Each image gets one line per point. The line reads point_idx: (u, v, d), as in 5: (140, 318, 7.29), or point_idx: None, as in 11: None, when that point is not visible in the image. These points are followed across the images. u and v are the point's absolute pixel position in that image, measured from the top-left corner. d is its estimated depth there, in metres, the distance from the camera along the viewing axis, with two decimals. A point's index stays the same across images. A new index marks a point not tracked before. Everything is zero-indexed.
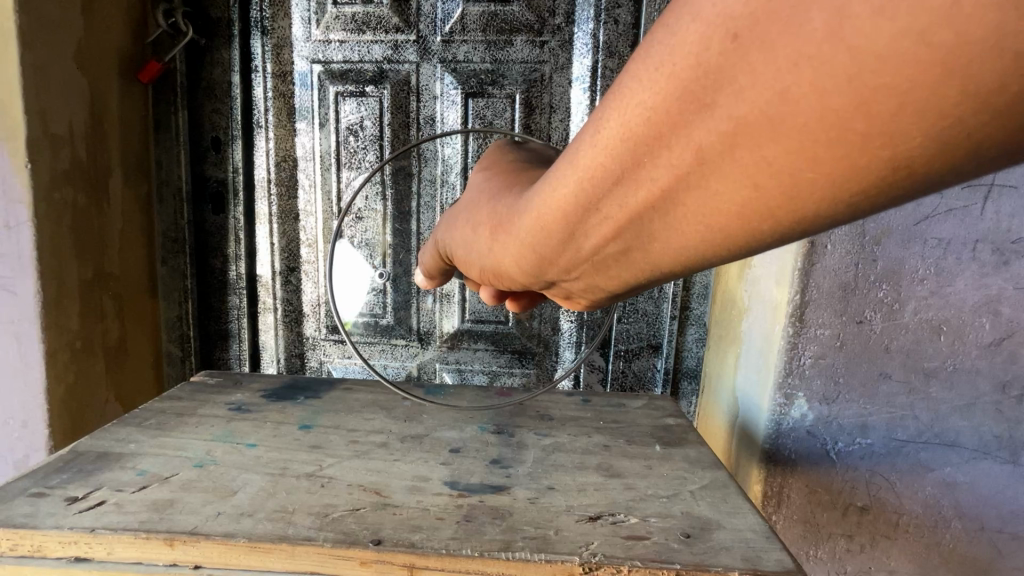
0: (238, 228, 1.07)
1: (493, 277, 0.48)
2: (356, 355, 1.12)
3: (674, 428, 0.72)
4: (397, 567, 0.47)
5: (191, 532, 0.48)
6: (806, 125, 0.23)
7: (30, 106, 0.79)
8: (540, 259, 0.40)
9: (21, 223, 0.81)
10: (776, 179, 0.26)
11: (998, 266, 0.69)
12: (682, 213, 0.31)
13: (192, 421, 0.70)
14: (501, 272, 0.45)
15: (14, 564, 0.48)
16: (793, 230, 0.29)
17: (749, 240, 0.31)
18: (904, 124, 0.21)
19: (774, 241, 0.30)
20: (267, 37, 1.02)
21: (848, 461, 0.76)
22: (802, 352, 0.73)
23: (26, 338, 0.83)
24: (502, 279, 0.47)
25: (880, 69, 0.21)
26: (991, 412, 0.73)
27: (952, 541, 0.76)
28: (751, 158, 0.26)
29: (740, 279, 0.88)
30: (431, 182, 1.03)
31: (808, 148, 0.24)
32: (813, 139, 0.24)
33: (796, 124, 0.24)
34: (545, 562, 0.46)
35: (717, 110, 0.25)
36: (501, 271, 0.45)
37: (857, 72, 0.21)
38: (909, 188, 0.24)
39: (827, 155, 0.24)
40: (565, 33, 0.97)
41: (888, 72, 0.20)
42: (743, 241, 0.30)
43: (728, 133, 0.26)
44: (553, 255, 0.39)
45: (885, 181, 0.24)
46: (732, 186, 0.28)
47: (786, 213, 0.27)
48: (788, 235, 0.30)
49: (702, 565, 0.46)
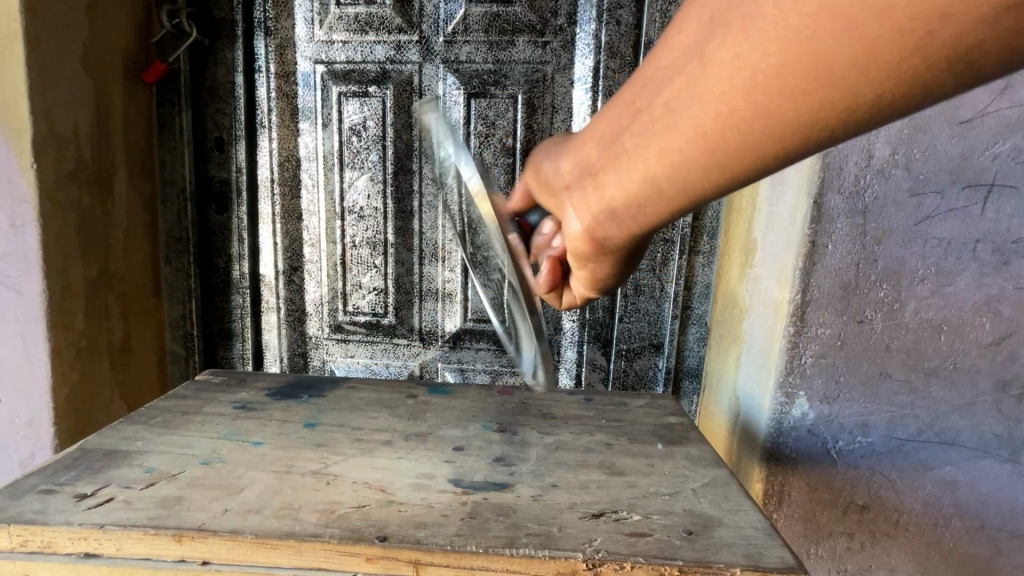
0: (241, 228, 1.08)
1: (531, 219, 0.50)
2: (359, 355, 1.12)
3: (677, 426, 0.72)
4: (402, 563, 0.47)
5: (199, 528, 0.49)
6: (830, 40, 0.25)
7: (35, 107, 0.79)
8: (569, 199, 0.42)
9: (26, 223, 0.81)
10: (798, 99, 0.27)
11: (998, 266, 0.69)
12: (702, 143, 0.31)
13: (198, 419, 0.70)
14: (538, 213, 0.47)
15: (25, 559, 0.49)
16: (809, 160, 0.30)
17: (718, 173, 0.32)
18: (901, 40, 0.23)
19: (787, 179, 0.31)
20: (270, 37, 1.02)
21: (848, 460, 0.76)
22: (803, 351, 0.73)
23: (32, 337, 0.84)
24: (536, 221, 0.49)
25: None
26: (991, 412, 0.73)
27: (951, 539, 0.76)
28: (753, 67, 0.27)
29: (742, 279, 0.88)
30: (433, 182, 1.04)
31: (826, 63, 0.25)
32: (832, 55, 0.25)
33: (819, 37, 0.25)
34: (549, 558, 0.47)
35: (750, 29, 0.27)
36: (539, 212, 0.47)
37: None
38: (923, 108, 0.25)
39: (845, 71, 0.25)
40: (567, 33, 0.97)
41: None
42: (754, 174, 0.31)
43: (756, 45, 0.27)
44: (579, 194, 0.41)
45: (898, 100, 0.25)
46: (754, 111, 0.28)
47: (799, 140, 0.28)
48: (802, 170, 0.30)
49: (704, 562, 0.46)
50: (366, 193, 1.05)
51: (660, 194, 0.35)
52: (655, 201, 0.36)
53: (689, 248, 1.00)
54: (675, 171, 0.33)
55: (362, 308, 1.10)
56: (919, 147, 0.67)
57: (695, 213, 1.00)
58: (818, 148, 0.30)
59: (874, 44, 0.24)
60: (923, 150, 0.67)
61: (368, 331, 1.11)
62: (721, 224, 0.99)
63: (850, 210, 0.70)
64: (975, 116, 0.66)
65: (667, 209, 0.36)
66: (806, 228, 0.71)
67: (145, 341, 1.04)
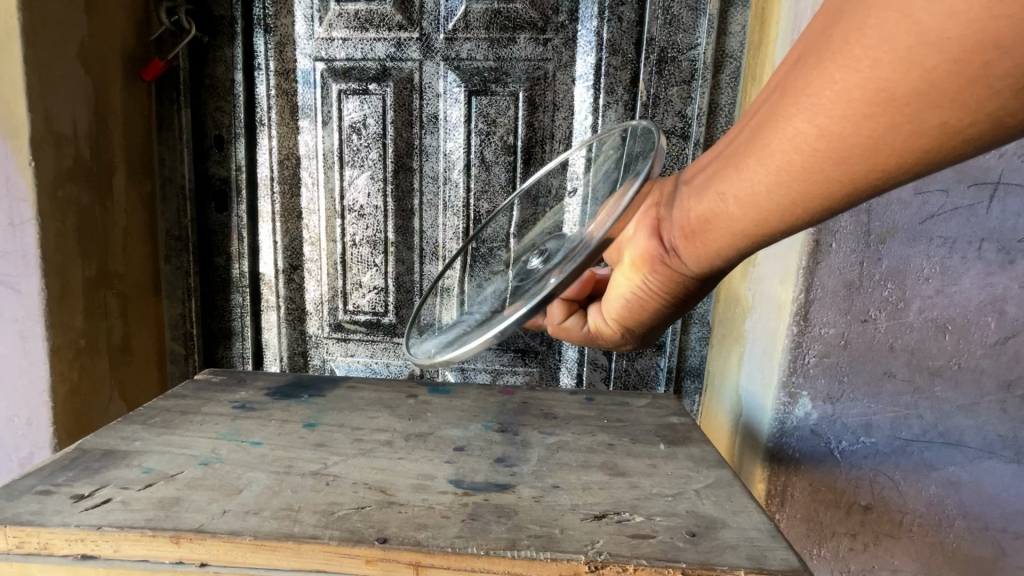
0: (240, 226, 1.07)
1: None
2: (359, 354, 1.12)
3: (680, 427, 0.71)
4: (403, 565, 0.47)
5: (198, 530, 0.49)
6: (904, 80, 0.28)
7: (34, 105, 0.79)
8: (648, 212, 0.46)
9: (25, 222, 0.81)
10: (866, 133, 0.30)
11: (1004, 265, 0.69)
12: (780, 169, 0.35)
13: (197, 419, 0.70)
14: None
15: (21, 561, 0.49)
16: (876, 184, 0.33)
17: (797, 197, 0.35)
18: (976, 80, 0.26)
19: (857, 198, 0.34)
20: (269, 34, 1.01)
21: (852, 460, 0.76)
22: (806, 350, 0.73)
23: (31, 336, 0.83)
24: None
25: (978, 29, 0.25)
26: (996, 412, 0.73)
27: (955, 540, 0.76)
28: (833, 103, 0.30)
29: (744, 278, 0.88)
30: (433, 180, 1.03)
31: (898, 101, 0.28)
32: (905, 94, 0.28)
33: (894, 76, 0.28)
34: (551, 560, 0.46)
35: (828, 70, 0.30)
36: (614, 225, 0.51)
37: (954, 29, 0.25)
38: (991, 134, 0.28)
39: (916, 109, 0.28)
40: (569, 30, 0.97)
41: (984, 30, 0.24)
42: (826, 196, 0.34)
43: (833, 83, 0.30)
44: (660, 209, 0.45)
45: (967, 131, 0.28)
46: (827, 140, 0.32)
47: (869, 166, 0.31)
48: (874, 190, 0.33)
49: (708, 564, 0.46)
50: (366, 191, 1.04)
51: (739, 216, 0.38)
52: (726, 219, 0.39)
53: None
54: (758, 196, 0.37)
55: (362, 307, 1.09)
56: None
57: None
58: (891, 179, 0.32)
59: (933, 75, 0.27)
60: None
61: (369, 330, 1.10)
62: None
63: (854, 208, 0.69)
64: None
65: (743, 230, 0.39)
66: (810, 226, 0.70)
67: (145, 340, 1.04)
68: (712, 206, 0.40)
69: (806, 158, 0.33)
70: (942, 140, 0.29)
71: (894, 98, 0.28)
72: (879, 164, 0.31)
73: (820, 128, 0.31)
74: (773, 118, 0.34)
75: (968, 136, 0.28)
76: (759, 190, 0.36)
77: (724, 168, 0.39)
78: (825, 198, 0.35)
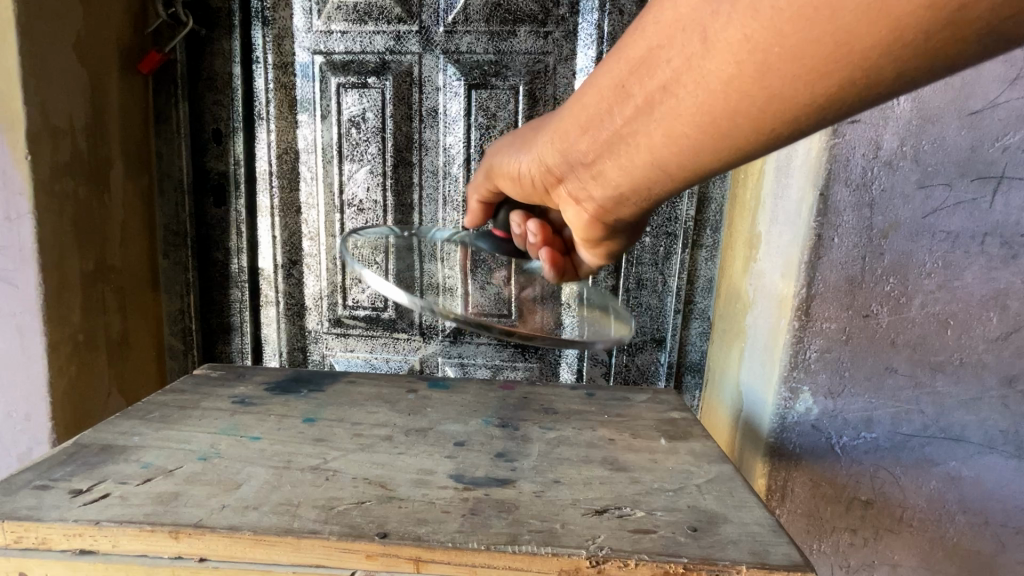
0: (240, 221, 1.07)
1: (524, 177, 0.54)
2: (358, 349, 1.11)
3: (680, 422, 0.71)
4: (403, 561, 0.46)
5: (197, 525, 0.48)
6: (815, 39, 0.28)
7: (29, 97, 0.78)
8: (571, 160, 0.46)
9: (22, 216, 0.80)
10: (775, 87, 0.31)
11: (1007, 259, 0.68)
12: (689, 121, 0.36)
13: (195, 414, 0.69)
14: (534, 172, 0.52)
15: (19, 556, 0.48)
16: (782, 136, 0.34)
17: (708, 149, 0.37)
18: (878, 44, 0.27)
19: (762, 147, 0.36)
20: (268, 27, 1.01)
21: (853, 455, 0.75)
22: (807, 345, 0.73)
23: (28, 331, 0.83)
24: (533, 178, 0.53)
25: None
26: (997, 407, 0.72)
27: (955, 535, 0.76)
28: (745, 52, 0.31)
29: (745, 273, 0.87)
30: (433, 174, 1.03)
31: (808, 62, 0.29)
32: (814, 56, 0.29)
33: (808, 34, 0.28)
34: (552, 555, 0.46)
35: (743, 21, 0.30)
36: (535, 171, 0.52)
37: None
38: (889, 93, 0.29)
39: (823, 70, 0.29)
40: (569, 23, 0.96)
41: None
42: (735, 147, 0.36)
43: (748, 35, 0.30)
44: (579, 157, 0.45)
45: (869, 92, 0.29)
46: (738, 94, 0.32)
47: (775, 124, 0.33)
48: (778, 141, 0.35)
49: (709, 559, 0.46)
50: (365, 186, 1.04)
51: (659, 166, 0.40)
52: (645, 168, 0.41)
53: (692, 242, 0.99)
54: (673, 145, 0.38)
55: (361, 303, 1.09)
56: (928, 138, 0.66)
57: (698, 207, 0.99)
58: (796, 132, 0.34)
59: (841, 40, 0.27)
60: (932, 141, 0.66)
61: (368, 325, 1.10)
62: (725, 218, 0.98)
63: (857, 202, 0.68)
64: (985, 107, 0.65)
65: (664, 177, 0.41)
66: (812, 221, 0.70)
67: (143, 335, 1.04)
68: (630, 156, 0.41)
69: (725, 113, 0.34)
70: (840, 99, 0.30)
71: (829, 55, 0.28)
72: (784, 119, 0.33)
73: (729, 81, 0.32)
74: (686, 68, 0.34)
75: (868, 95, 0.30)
76: (674, 139, 0.37)
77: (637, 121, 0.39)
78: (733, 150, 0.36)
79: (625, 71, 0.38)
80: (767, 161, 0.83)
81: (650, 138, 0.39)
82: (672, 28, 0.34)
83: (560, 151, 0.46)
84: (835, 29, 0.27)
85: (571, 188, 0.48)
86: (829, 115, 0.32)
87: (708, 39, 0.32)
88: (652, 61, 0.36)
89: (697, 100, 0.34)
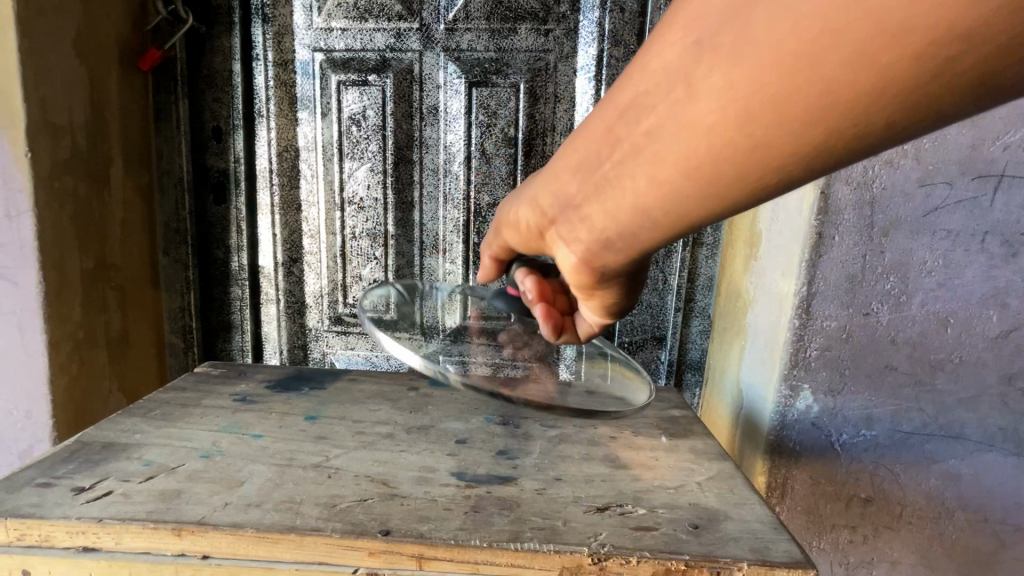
0: (240, 218, 1.07)
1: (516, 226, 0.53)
2: (359, 347, 1.11)
3: (681, 420, 0.71)
4: (405, 558, 0.47)
5: (199, 522, 0.48)
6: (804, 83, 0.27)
7: (29, 95, 0.78)
8: (559, 207, 0.45)
9: (21, 213, 0.80)
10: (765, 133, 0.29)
11: (1007, 258, 0.68)
12: (676, 170, 0.34)
13: (197, 412, 0.70)
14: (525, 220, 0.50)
15: (22, 554, 0.48)
16: (773, 185, 0.33)
17: (696, 200, 0.35)
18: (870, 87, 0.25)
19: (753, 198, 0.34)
20: (268, 24, 1.00)
21: (853, 453, 0.76)
22: (808, 344, 0.73)
23: (28, 329, 0.83)
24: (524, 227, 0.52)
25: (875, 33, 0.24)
26: (997, 405, 0.73)
27: (955, 532, 0.76)
28: (732, 97, 0.29)
29: (746, 271, 0.88)
30: (434, 172, 1.03)
31: (797, 105, 0.28)
32: (805, 101, 0.27)
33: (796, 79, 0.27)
34: (555, 552, 0.46)
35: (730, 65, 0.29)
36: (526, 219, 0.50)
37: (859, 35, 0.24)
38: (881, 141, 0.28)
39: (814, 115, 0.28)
40: (570, 21, 0.96)
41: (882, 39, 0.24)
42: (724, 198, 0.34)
43: (734, 79, 0.29)
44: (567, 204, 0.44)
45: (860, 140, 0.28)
46: (727, 141, 0.31)
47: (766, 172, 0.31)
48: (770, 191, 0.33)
49: (711, 556, 0.46)
50: (365, 183, 1.04)
51: (645, 216, 0.38)
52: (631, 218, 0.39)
53: (692, 241, 0.99)
54: (658, 195, 0.36)
55: None
56: (929, 136, 0.66)
57: None
58: (788, 182, 0.32)
59: (832, 82, 0.26)
60: (933, 140, 0.66)
61: None
62: (725, 216, 0.98)
63: (858, 200, 0.69)
64: None
65: (651, 229, 0.39)
66: (813, 219, 0.70)
67: (144, 333, 1.04)
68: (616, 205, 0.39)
69: (712, 161, 0.32)
70: (832, 147, 0.29)
71: (821, 97, 0.27)
72: (774, 166, 0.31)
73: (716, 127, 0.31)
74: (671, 114, 0.32)
75: (861, 142, 0.28)
76: (660, 189, 0.35)
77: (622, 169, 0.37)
78: (721, 201, 0.34)
79: (613, 117, 0.36)
80: None
81: (634, 186, 0.37)
82: (658, 75, 0.33)
83: (549, 198, 0.45)
84: (825, 71, 0.26)
85: (560, 236, 0.46)
86: (822, 166, 0.30)
87: (693, 85, 0.31)
88: (638, 107, 0.34)
89: (683, 147, 0.33)
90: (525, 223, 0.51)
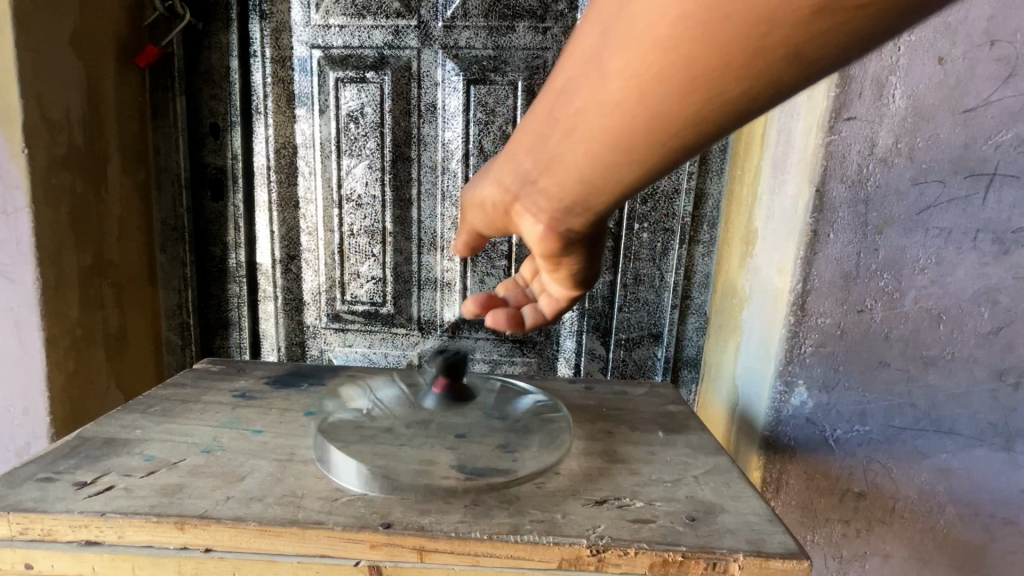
0: (238, 215, 1.06)
1: (476, 212, 0.56)
2: (357, 344, 1.12)
3: (677, 415, 0.72)
4: (407, 550, 0.47)
5: (202, 516, 0.49)
6: (699, 51, 0.32)
7: (26, 91, 0.78)
8: (515, 189, 0.48)
9: (19, 210, 0.80)
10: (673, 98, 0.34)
11: (998, 255, 0.70)
12: (608, 139, 0.38)
13: (197, 407, 0.70)
14: (484, 204, 0.53)
15: (24, 548, 0.49)
16: (689, 144, 0.37)
17: (631, 163, 0.39)
18: (747, 47, 0.31)
19: (675, 158, 0.39)
20: (266, 21, 1.00)
21: (846, 448, 0.77)
22: (803, 340, 0.74)
23: (26, 325, 0.83)
24: (484, 212, 0.54)
25: (746, 3, 0.29)
26: (987, 400, 0.74)
27: (946, 526, 0.77)
28: (643, 72, 0.34)
29: (742, 269, 0.88)
30: (432, 169, 1.03)
31: (695, 72, 0.33)
32: (700, 67, 0.32)
33: (691, 48, 0.32)
34: (554, 544, 0.47)
35: (637, 42, 0.33)
36: (484, 203, 0.53)
37: (736, 6, 0.30)
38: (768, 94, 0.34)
39: (713, 78, 0.33)
40: (568, 19, 0.96)
41: (754, 3, 0.29)
42: (654, 161, 0.39)
43: (644, 56, 0.33)
44: (522, 185, 0.47)
45: (749, 95, 0.33)
46: (645, 108, 0.35)
47: (681, 132, 0.36)
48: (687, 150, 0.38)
49: (707, 547, 0.47)
50: (363, 180, 1.04)
51: (592, 183, 0.42)
52: (580, 187, 0.43)
53: (689, 238, 1.00)
54: (598, 164, 0.40)
55: (360, 298, 1.09)
56: (922, 136, 0.67)
57: (695, 203, 0.99)
58: (702, 139, 0.37)
59: (723, 46, 0.31)
60: (926, 139, 0.67)
61: (366, 321, 1.10)
62: (721, 214, 0.98)
63: (852, 199, 0.69)
64: (979, 105, 0.66)
65: (598, 194, 0.43)
66: (808, 217, 0.71)
67: (141, 330, 1.04)
68: (564, 178, 0.43)
69: (634, 127, 0.37)
70: (734, 101, 0.34)
71: (713, 61, 0.32)
72: (689, 126, 0.36)
73: (632, 96, 0.35)
74: (595, 91, 0.36)
75: (752, 95, 0.33)
76: (599, 159, 0.40)
77: (564, 145, 0.41)
78: (652, 162, 0.39)
79: (549, 100, 0.40)
80: (763, 158, 0.84)
81: (575, 159, 0.41)
82: (579, 56, 0.37)
83: (506, 181, 0.49)
84: (714, 38, 0.31)
85: (521, 214, 0.50)
86: (725, 123, 0.36)
87: (607, 62, 0.35)
88: (568, 89, 0.38)
89: (610, 119, 0.37)
90: (486, 209, 0.54)
